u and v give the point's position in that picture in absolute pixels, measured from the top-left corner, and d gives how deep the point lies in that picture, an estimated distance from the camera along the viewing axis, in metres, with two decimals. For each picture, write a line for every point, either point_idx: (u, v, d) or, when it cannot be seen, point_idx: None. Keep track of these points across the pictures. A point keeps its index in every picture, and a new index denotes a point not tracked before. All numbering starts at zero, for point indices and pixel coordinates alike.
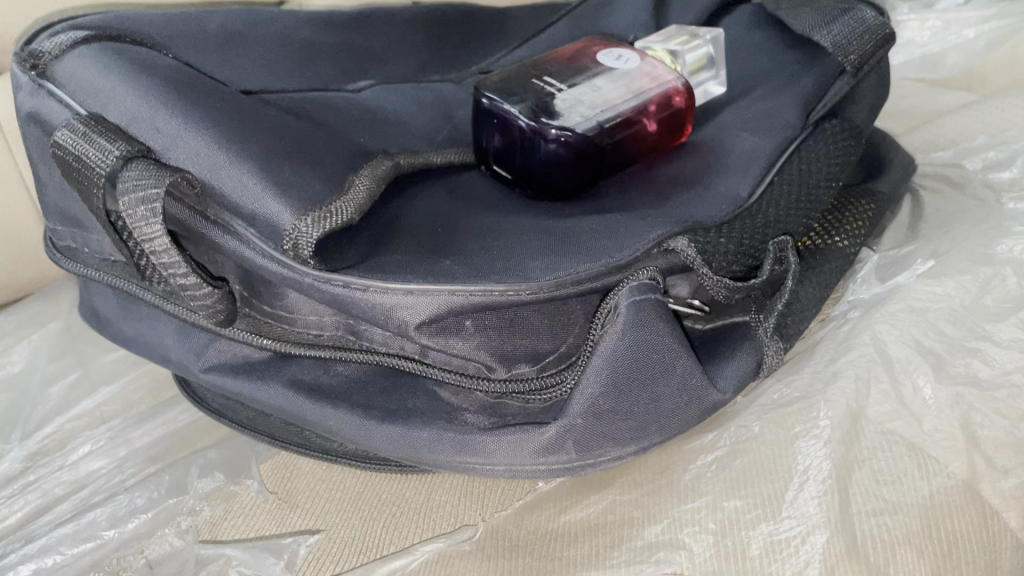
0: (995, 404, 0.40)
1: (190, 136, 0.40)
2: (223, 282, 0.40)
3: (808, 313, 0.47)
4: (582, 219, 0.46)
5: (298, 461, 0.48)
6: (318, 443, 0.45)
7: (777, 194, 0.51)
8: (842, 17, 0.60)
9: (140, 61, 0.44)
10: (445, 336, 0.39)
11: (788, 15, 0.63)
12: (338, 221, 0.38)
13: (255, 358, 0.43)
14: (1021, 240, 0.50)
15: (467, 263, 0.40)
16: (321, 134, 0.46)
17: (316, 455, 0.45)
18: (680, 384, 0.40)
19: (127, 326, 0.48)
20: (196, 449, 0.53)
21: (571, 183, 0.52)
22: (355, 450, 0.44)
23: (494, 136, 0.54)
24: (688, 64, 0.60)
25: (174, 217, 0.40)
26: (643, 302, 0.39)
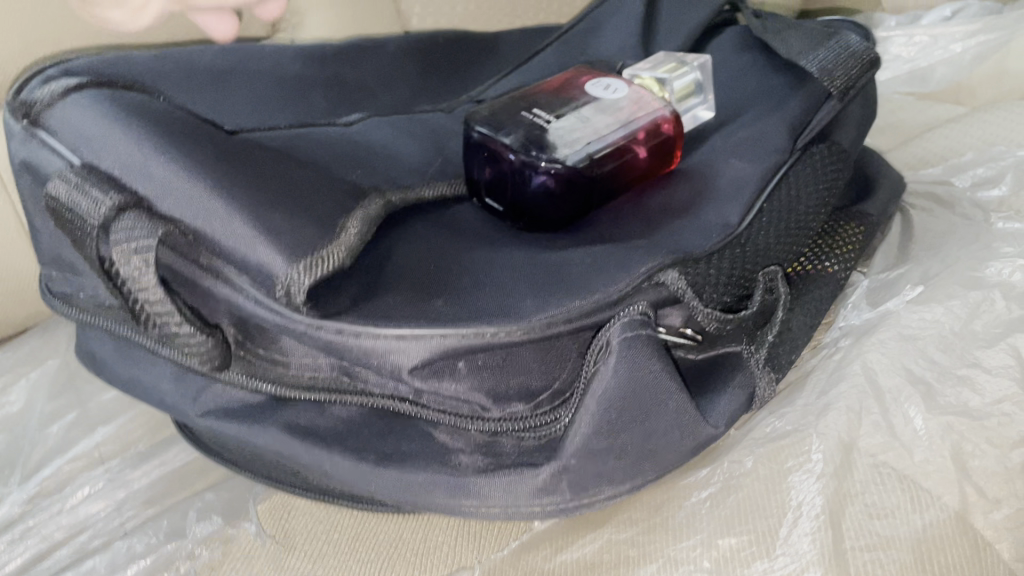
0: (986, 433, 0.40)
1: (180, 181, 0.40)
2: (217, 328, 0.41)
3: (799, 342, 0.48)
4: (572, 253, 0.46)
5: (296, 501, 0.48)
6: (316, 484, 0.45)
7: (767, 222, 0.51)
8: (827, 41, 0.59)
9: (130, 104, 0.44)
10: (438, 378, 0.39)
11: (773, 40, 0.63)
12: (327, 269, 0.38)
13: (250, 400, 0.43)
14: (1009, 263, 0.50)
15: (459, 303, 0.40)
16: (315, 175, 0.46)
17: (315, 496, 0.45)
18: (674, 420, 0.40)
19: (121, 368, 0.47)
20: (197, 489, 0.53)
21: (563, 215, 0.52)
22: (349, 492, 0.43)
23: (484, 170, 0.54)
24: (677, 91, 0.59)
25: (168, 266, 0.41)
26: (636, 339, 0.39)
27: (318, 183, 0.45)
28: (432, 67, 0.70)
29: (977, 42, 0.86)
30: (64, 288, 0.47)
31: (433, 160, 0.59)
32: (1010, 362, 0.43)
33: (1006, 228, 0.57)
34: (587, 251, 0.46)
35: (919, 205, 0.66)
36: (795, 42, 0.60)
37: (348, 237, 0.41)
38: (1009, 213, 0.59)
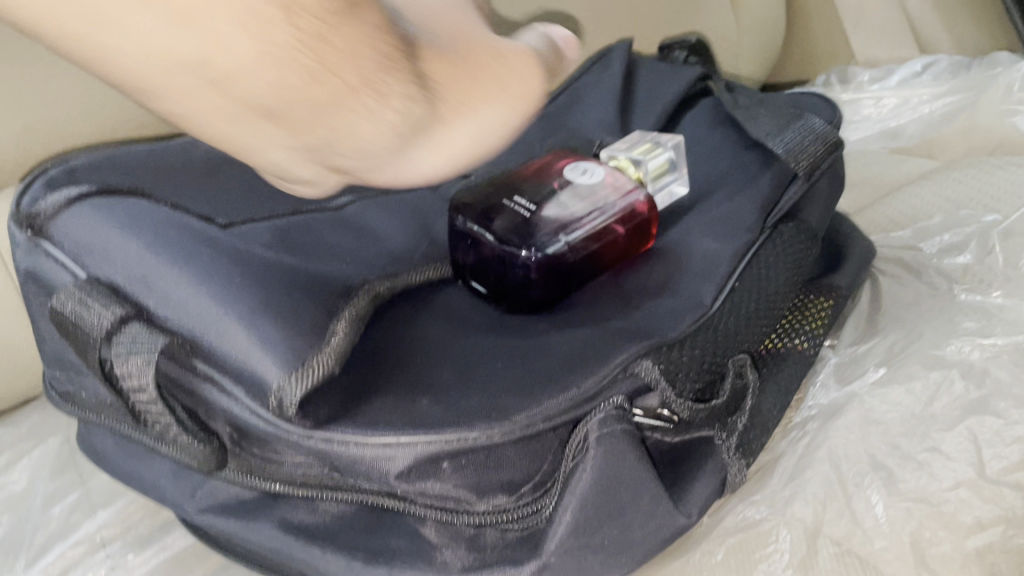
0: (943, 519, 0.43)
1: (179, 292, 0.42)
2: (214, 434, 0.43)
3: (770, 424, 0.50)
4: (553, 337, 0.48)
5: None
6: None
7: (739, 303, 0.53)
8: (793, 124, 0.62)
9: (130, 211, 0.46)
10: (424, 479, 0.42)
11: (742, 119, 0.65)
12: (317, 379, 0.40)
13: (246, 496, 0.46)
14: (969, 341, 0.53)
15: (445, 403, 0.42)
16: (303, 269, 0.48)
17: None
18: (648, 512, 0.43)
19: (126, 464, 0.50)
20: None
21: (547, 296, 0.53)
22: None
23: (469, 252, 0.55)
24: (653, 170, 0.60)
25: (169, 374, 0.43)
26: (614, 435, 0.42)
27: (310, 277, 0.46)
28: None
29: (943, 104, 0.88)
30: (67, 387, 0.50)
31: (420, 239, 0.61)
32: (966, 447, 0.46)
33: (969, 299, 0.60)
34: (570, 335, 0.48)
35: (888, 271, 0.68)
36: (764, 124, 0.63)
37: (336, 339, 0.42)
38: (972, 284, 0.62)
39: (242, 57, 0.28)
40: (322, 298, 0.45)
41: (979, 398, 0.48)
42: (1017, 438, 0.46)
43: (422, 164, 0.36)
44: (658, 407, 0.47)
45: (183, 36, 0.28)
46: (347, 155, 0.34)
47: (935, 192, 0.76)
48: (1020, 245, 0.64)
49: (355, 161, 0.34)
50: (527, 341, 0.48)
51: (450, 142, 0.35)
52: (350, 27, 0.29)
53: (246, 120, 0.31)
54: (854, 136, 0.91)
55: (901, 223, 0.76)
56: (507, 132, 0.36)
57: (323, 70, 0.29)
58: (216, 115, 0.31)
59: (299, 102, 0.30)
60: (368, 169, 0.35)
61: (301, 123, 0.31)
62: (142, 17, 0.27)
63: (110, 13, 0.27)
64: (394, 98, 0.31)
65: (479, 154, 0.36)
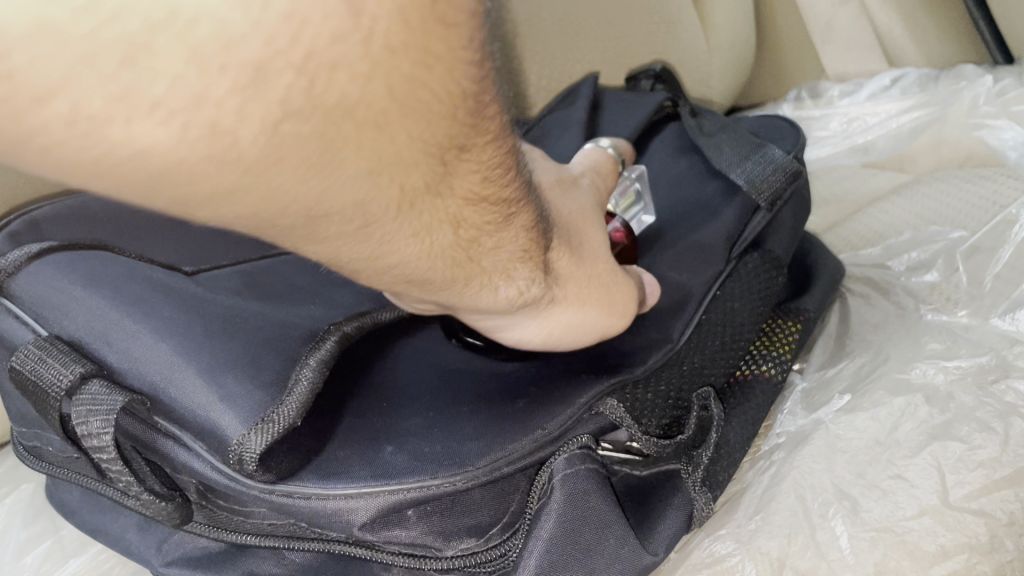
0: (907, 548, 0.43)
1: (147, 347, 0.41)
2: (177, 492, 0.42)
3: (737, 455, 0.50)
4: (525, 386, 0.47)
5: None
6: None
7: (704, 335, 0.53)
8: (754, 154, 0.61)
9: (97, 274, 0.46)
10: (389, 528, 0.41)
11: (706, 148, 0.64)
12: (284, 426, 0.38)
13: (210, 548, 0.47)
14: (933, 364, 0.53)
15: (409, 450, 0.41)
16: (273, 312, 0.47)
17: None
18: (614, 553, 0.42)
19: (93, 518, 0.51)
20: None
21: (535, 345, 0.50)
22: None
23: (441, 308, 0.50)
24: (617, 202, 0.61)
25: (128, 431, 0.41)
26: (578, 475, 0.42)
27: (272, 324, 0.45)
28: None
29: (911, 118, 0.83)
30: (32, 443, 0.50)
31: None
32: (931, 473, 0.46)
33: (934, 319, 0.60)
34: (534, 369, 0.49)
35: (856, 290, 0.68)
36: (727, 154, 0.62)
37: (301, 386, 0.40)
38: (937, 303, 0.62)
39: (417, 249, 0.32)
40: (280, 344, 0.44)
41: (943, 423, 0.48)
42: (980, 463, 0.45)
43: (529, 340, 0.45)
44: (627, 440, 0.49)
45: (359, 241, 0.30)
46: (523, 331, 0.44)
47: (905, 208, 0.77)
48: (982, 265, 0.62)
49: (530, 344, 0.46)
50: (489, 384, 0.47)
51: (561, 327, 0.45)
52: (502, 233, 0.36)
53: (383, 284, 0.34)
54: (822, 155, 0.90)
55: (874, 240, 0.77)
56: (606, 330, 0.47)
57: (475, 249, 0.35)
58: (373, 282, 0.34)
59: (440, 278, 0.35)
60: (502, 326, 0.44)
61: (436, 296, 0.38)
62: (336, 236, 0.29)
63: (305, 228, 0.28)
64: (514, 281, 0.39)
65: (602, 336, 0.47)
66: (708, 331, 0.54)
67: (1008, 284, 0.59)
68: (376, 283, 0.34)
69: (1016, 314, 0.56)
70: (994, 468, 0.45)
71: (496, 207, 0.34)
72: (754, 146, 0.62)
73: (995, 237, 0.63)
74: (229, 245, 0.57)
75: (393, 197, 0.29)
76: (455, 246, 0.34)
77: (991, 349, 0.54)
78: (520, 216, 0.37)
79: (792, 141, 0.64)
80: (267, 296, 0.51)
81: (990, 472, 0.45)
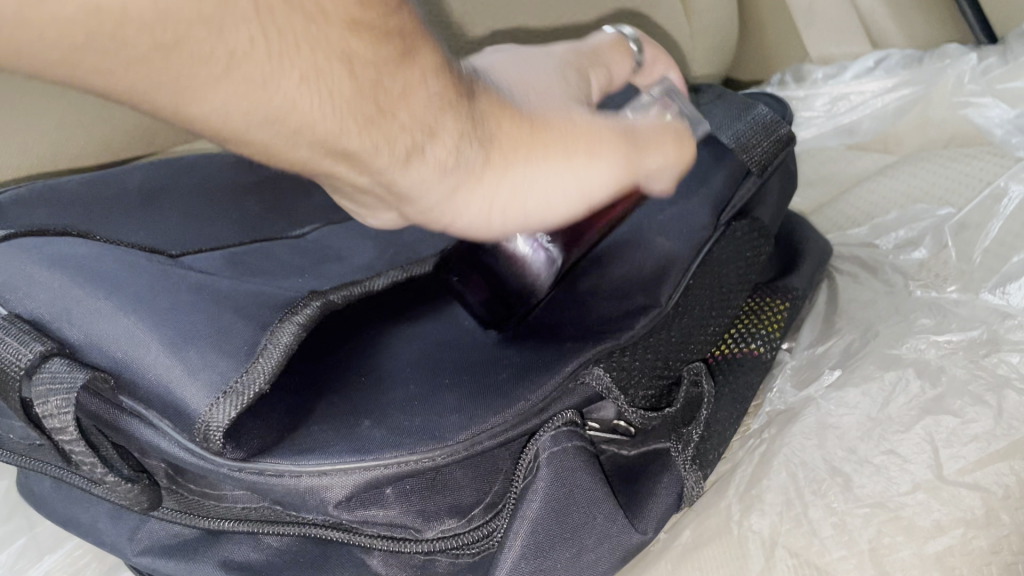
0: (899, 523, 0.42)
1: (108, 322, 0.39)
2: (145, 474, 0.41)
3: (727, 433, 0.49)
4: (502, 348, 0.45)
5: None
6: None
7: (693, 301, 0.52)
8: (744, 115, 0.59)
9: (58, 254, 0.43)
10: (366, 507, 0.40)
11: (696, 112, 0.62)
12: (251, 396, 0.37)
13: (183, 535, 0.45)
14: (924, 340, 0.52)
15: (387, 424, 0.39)
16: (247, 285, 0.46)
17: None
18: (602, 533, 0.41)
19: (65, 508, 0.49)
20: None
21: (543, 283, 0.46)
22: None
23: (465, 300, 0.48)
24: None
25: (90, 411, 0.39)
26: (565, 453, 0.41)
27: (243, 294, 0.43)
28: None
29: (897, 96, 0.82)
30: None
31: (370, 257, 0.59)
32: (924, 447, 0.44)
33: (924, 295, 0.59)
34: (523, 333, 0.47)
35: (845, 269, 0.67)
36: (718, 114, 0.60)
37: (275, 351, 0.39)
38: (926, 280, 0.61)
39: (326, 116, 0.27)
40: (250, 314, 0.41)
41: (935, 397, 0.47)
42: (974, 437, 0.44)
43: (496, 235, 0.37)
44: (614, 419, 0.48)
45: (241, 85, 0.25)
46: (483, 230, 0.37)
47: (890, 184, 0.75)
48: (971, 240, 0.61)
49: (498, 243, 0.38)
50: (471, 354, 0.45)
51: (536, 195, 0.36)
52: (408, 73, 0.29)
53: (310, 162, 0.29)
54: (808, 136, 0.88)
55: (859, 220, 0.76)
56: (603, 191, 0.38)
57: (394, 97, 0.29)
58: (298, 156, 0.28)
59: (365, 130, 0.28)
60: (447, 210, 0.34)
61: (373, 190, 0.33)
62: (205, 70, 0.24)
63: (162, 76, 0.24)
64: (472, 195, 0.34)
65: (606, 200, 0.39)
66: (695, 296, 0.52)
67: (997, 260, 0.58)
68: (303, 155, 0.28)
69: (1007, 289, 0.55)
70: (990, 442, 0.44)
71: (376, 19, 0.27)
72: (743, 106, 0.60)
73: (983, 212, 0.61)
74: (204, 226, 0.55)
75: (251, 13, 0.24)
76: (354, 67, 0.27)
77: (982, 322, 0.53)
78: (423, 49, 0.30)
79: (779, 107, 0.62)
80: (252, 274, 0.49)
81: (985, 446, 0.43)
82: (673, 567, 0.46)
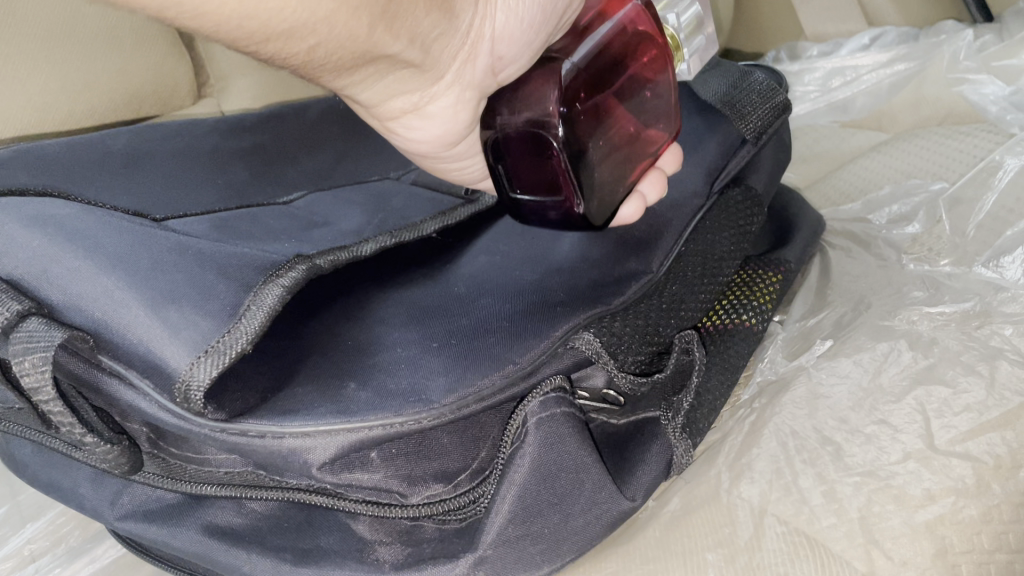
0: (890, 491, 0.41)
1: (88, 282, 0.38)
2: (126, 436, 0.40)
3: (718, 402, 0.49)
4: (490, 308, 0.44)
5: None
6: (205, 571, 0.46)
7: (683, 268, 0.52)
8: (741, 81, 0.60)
9: (34, 213, 0.42)
10: (351, 470, 0.39)
11: (691, 79, 0.61)
12: (234, 355, 0.36)
13: (164, 500, 0.44)
14: (917, 313, 0.52)
15: (373, 387, 0.39)
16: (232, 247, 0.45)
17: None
18: (591, 498, 0.41)
19: (45, 472, 0.48)
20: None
21: (569, 148, 0.43)
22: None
23: (543, 211, 0.47)
24: (683, 26, 0.52)
25: (68, 370, 0.38)
26: (554, 419, 0.40)
27: (225, 254, 0.42)
28: (354, 127, 0.68)
29: (893, 72, 0.81)
30: None
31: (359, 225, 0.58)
32: (916, 417, 0.44)
33: (918, 268, 0.58)
34: (517, 295, 0.46)
35: (837, 244, 0.67)
36: (714, 79, 0.60)
37: (257, 312, 0.38)
38: (919, 253, 0.60)
39: None
40: (232, 274, 0.40)
41: (926, 368, 0.47)
42: (966, 406, 0.44)
43: (510, 44, 0.46)
44: (604, 388, 0.47)
45: None
46: (499, 44, 0.46)
47: (883, 161, 0.75)
48: (964, 215, 0.60)
49: (517, 55, 0.46)
50: (457, 314, 0.44)
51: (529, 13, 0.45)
52: None
53: (362, 30, 0.38)
54: (800, 113, 0.88)
55: (852, 196, 0.75)
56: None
57: None
58: (344, 35, 0.37)
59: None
60: (473, 46, 0.45)
61: (415, 54, 0.43)
62: None
63: None
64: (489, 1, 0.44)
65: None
66: (686, 264, 0.52)
67: (991, 234, 0.57)
68: (351, 28, 0.37)
69: (1001, 262, 0.55)
70: (981, 413, 0.43)
71: None
72: (739, 72, 0.61)
73: (977, 185, 0.60)
74: (187, 191, 0.54)
75: None
76: None
77: (975, 295, 0.52)
78: None
79: (773, 71, 0.63)
80: (237, 238, 0.48)
81: (977, 416, 0.43)
82: (662, 533, 0.45)
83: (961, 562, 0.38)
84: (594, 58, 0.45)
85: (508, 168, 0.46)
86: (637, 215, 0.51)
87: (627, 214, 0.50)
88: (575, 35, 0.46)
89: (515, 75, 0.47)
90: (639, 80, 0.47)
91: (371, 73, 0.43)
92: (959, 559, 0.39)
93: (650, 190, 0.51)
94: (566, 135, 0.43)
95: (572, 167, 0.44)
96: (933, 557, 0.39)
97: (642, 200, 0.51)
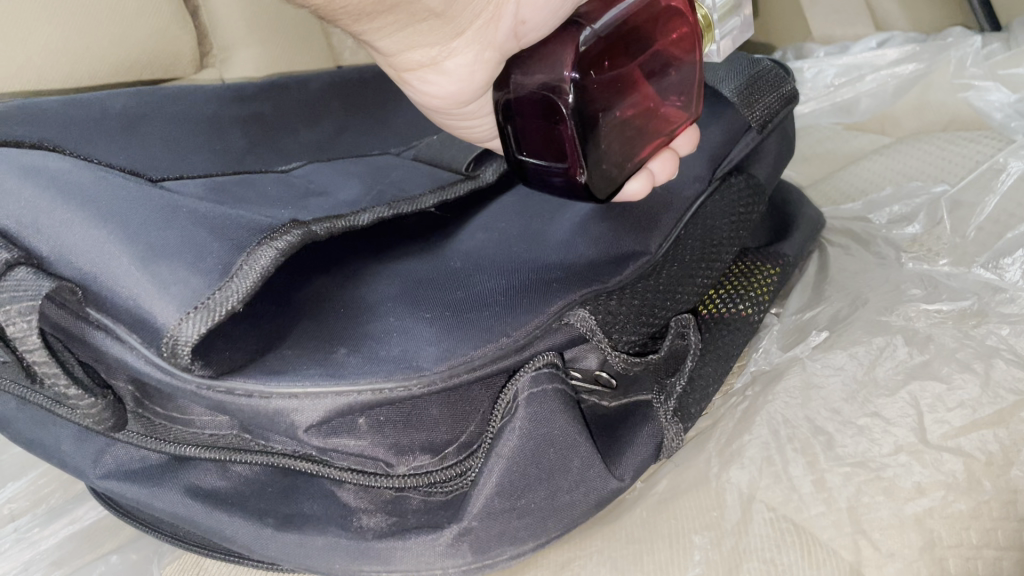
0: (881, 483, 0.41)
1: (79, 233, 0.38)
2: (110, 390, 0.39)
3: (710, 389, 0.49)
4: (487, 281, 0.44)
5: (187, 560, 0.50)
6: (184, 534, 0.46)
7: (681, 251, 0.51)
8: (749, 66, 0.59)
9: (28, 164, 0.42)
10: (337, 435, 0.39)
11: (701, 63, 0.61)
12: (225, 312, 0.36)
13: (149, 461, 0.44)
14: (913, 312, 0.52)
15: (364, 351, 0.38)
16: (229, 208, 0.44)
17: (187, 545, 0.46)
18: (579, 476, 0.41)
19: (27, 429, 0.48)
20: (101, 552, 0.55)
21: (578, 116, 0.43)
22: (219, 548, 0.44)
23: (548, 177, 0.46)
24: (718, 7, 0.51)
25: (54, 321, 0.38)
26: (545, 394, 0.40)
27: (219, 215, 0.42)
28: (356, 103, 0.68)
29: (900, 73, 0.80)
30: None
31: None
32: (909, 411, 0.44)
33: (917, 266, 0.58)
34: (514, 271, 0.45)
35: (837, 241, 0.66)
36: (724, 67, 0.59)
37: (249, 271, 0.38)
38: (919, 253, 0.60)
39: None
40: (226, 234, 0.40)
41: (921, 363, 0.47)
42: (960, 403, 0.43)
43: (533, 11, 0.46)
44: (597, 369, 0.47)
45: None
46: (522, 7, 0.46)
47: (887, 164, 0.74)
48: (966, 217, 0.59)
49: (541, 21, 0.46)
50: (454, 287, 0.43)
51: None
52: None
53: None
54: (804, 111, 0.87)
55: (853, 195, 0.75)
56: None
57: None
58: None
59: None
60: (498, 7, 0.47)
61: (437, 3, 0.44)
62: None
63: None
64: None
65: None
66: (684, 247, 0.51)
67: (991, 236, 0.57)
68: None
69: (1001, 263, 0.54)
70: (975, 409, 0.43)
71: None
72: (748, 60, 0.60)
73: (979, 188, 0.60)
74: (184, 154, 0.53)
75: None
76: None
77: (974, 295, 0.52)
78: None
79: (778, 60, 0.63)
80: (234, 201, 0.47)
81: (970, 413, 0.43)
82: (649, 514, 0.45)
83: (948, 556, 0.38)
84: (617, 27, 0.43)
85: (517, 129, 0.46)
86: (645, 190, 0.50)
87: (634, 189, 0.50)
88: (603, 1, 0.44)
89: (536, 41, 0.47)
90: (665, 56, 0.46)
91: (391, 22, 0.45)
92: (946, 553, 0.38)
93: (661, 167, 0.51)
94: (577, 102, 0.42)
95: (580, 136, 0.43)
96: (920, 550, 0.38)
97: (650, 177, 0.50)
